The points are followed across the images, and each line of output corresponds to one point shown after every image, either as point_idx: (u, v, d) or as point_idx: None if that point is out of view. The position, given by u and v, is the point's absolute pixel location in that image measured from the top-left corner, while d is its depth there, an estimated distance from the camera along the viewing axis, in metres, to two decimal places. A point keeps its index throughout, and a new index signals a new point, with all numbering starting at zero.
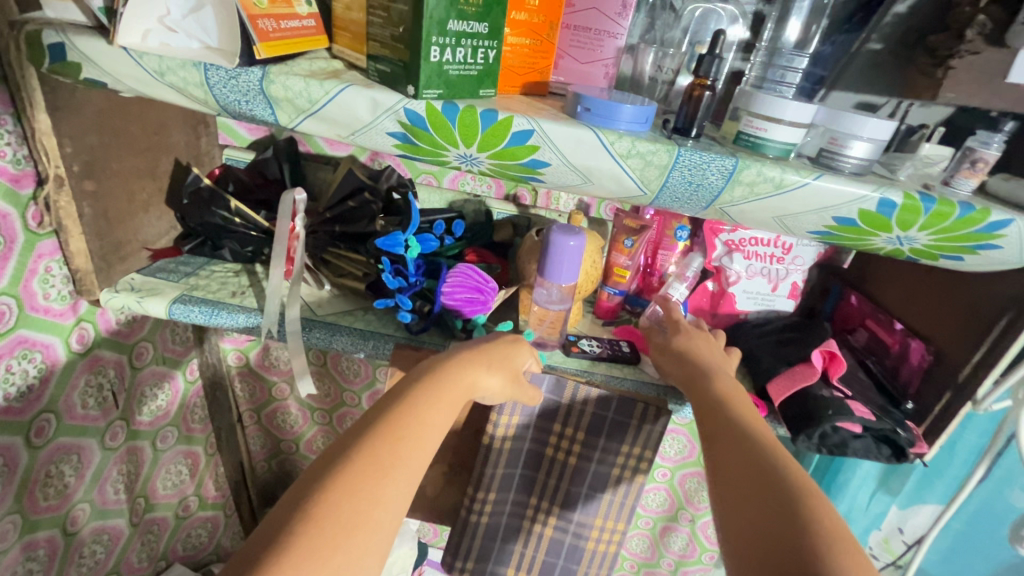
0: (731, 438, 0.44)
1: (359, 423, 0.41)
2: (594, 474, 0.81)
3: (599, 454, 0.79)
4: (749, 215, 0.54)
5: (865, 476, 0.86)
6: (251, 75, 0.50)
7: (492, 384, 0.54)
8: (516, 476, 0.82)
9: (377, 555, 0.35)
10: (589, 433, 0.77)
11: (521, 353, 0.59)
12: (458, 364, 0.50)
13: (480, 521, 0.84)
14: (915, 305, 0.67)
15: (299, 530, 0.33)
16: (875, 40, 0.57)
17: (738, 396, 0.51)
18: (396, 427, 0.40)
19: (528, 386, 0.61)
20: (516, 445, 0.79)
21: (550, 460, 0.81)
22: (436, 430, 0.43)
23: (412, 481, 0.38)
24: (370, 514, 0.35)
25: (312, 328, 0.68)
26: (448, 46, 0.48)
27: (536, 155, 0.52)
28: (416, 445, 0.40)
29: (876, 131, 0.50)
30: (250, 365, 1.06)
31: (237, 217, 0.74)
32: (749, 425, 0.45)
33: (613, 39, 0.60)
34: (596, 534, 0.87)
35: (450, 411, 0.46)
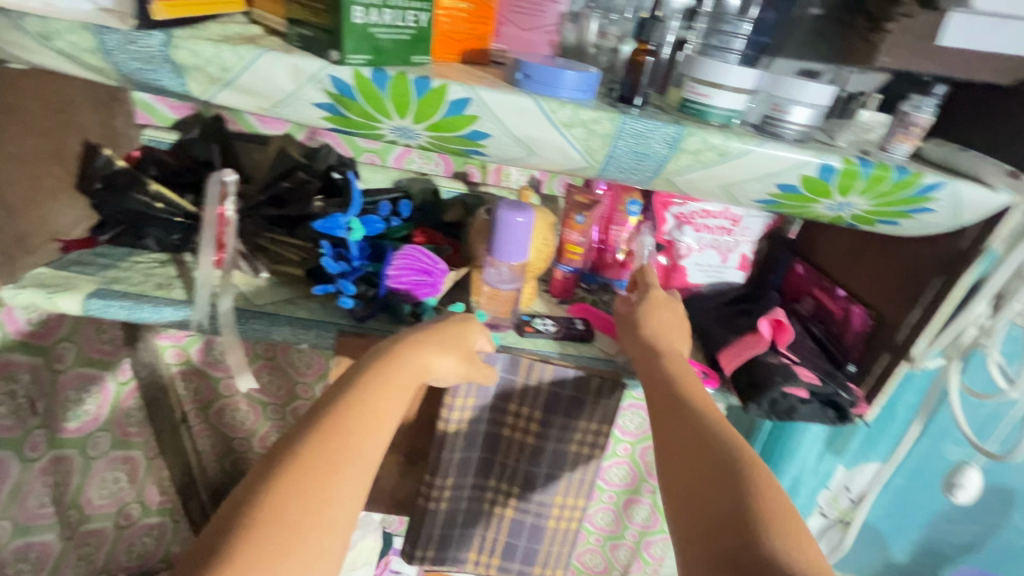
0: (679, 427, 0.47)
1: (307, 417, 0.42)
2: (552, 454, 0.80)
3: (557, 432, 0.78)
4: (696, 184, 0.53)
5: (814, 439, 0.89)
6: (152, 40, 0.45)
7: (446, 365, 0.52)
8: (474, 460, 0.79)
9: (333, 554, 0.36)
10: (546, 412, 0.76)
11: (473, 332, 0.56)
12: (407, 347, 0.49)
13: (437, 508, 0.80)
14: (856, 271, 0.68)
15: (243, 538, 0.34)
16: (816, 5, 0.57)
17: (689, 378, 0.53)
18: (343, 425, 0.41)
19: (482, 365, 0.58)
20: (473, 428, 0.76)
21: (508, 441, 0.79)
22: (387, 425, 0.43)
23: (364, 477, 0.40)
24: (321, 515, 0.36)
25: (248, 318, 0.64)
26: (373, 7, 0.44)
27: (476, 125, 0.49)
28: (366, 443, 0.41)
29: (816, 96, 0.50)
30: (193, 363, 0.99)
31: (158, 201, 0.68)
32: (697, 412, 0.48)
33: (555, 4, 0.58)
34: (557, 512, 0.86)
35: (401, 396, 0.46)
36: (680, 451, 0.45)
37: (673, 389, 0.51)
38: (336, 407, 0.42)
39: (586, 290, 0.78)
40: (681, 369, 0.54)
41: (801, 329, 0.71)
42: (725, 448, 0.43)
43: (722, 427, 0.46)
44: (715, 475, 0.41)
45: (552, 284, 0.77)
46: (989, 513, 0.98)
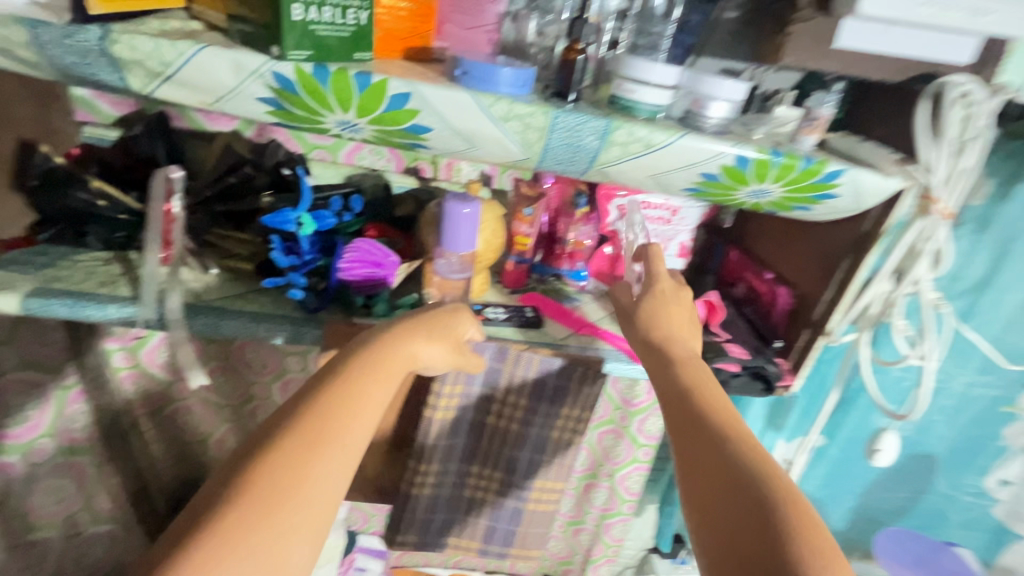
0: (700, 448, 0.44)
1: (287, 406, 0.42)
2: (536, 440, 0.83)
3: (540, 419, 0.81)
4: (626, 173, 0.57)
5: (755, 415, 0.96)
6: (88, 34, 0.46)
7: (435, 355, 0.49)
8: (458, 446, 0.82)
9: (314, 531, 0.37)
10: (533, 399, 0.78)
11: (463, 322, 0.52)
12: (394, 335, 0.48)
13: (421, 494, 0.85)
14: (781, 256, 0.74)
15: (215, 520, 0.35)
16: (730, 9, 0.62)
17: (710, 388, 0.49)
18: (323, 411, 0.41)
19: (472, 357, 0.54)
20: (459, 418, 0.79)
21: (493, 428, 0.81)
22: (370, 412, 0.42)
23: (345, 459, 0.40)
24: (293, 499, 0.37)
25: (197, 313, 0.64)
26: (312, 4, 0.46)
27: (417, 119, 0.51)
28: (346, 424, 0.41)
29: (732, 92, 0.54)
30: (142, 367, 0.97)
31: (101, 199, 0.67)
32: (719, 430, 0.45)
33: (493, 4, 0.60)
34: (535, 494, 0.90)
35: (387, 389, 0.44)
36: (704, 476, 0.42)
37: (687, 401, 0.48)
38: (318, 395, 0.42)
39: (538, 279, 0.82)
40: (698, 378, 0.50)
41: (735, 311, 0.76)
42: (748, 474, 0.41)
43: (749, 448, 0.43)
44: (745, 508, 0.39)
45: (503, 275, 0.79)
46: (912, 478, 1.07)
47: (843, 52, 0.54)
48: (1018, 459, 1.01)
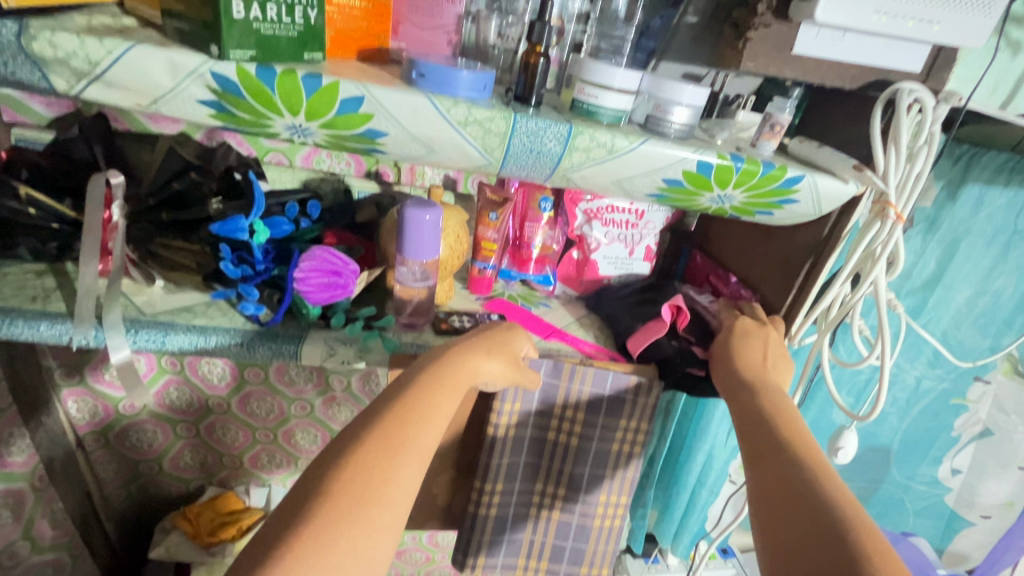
0: (773, 464, 0.48)
1: (368, 413, 0.46)
2: (596, 453, 0.80)
3: (599, 432, 0.79)
4: (590, 179, 0.56)
5: (724, 415, 0.96)
6: (4, 30, 0.42)
7: (492, 370, 0.55)
8: (521, 464, 0.81)
9: (393, 529, 0.40)
10: (589, 412, 0.77)
11: (517, 339, 0.60)
12: (459, 353, 0.53)
13: (489, 513, 0.81)
14: (744, 259, 0.75)
15: (316, 512, 0.38)
16: (691, 13, 0.60)
17: (789, 415, 0.54)
18: (406, 420, 0.45)
19: (528, 371, 0.61)
20: (520, 433, 0.78)
21: (553, 444, 0.80)
22: (439, 423, 0.47)
23: (420, 466, 0.43)
24: (383, 490, 0.40)
25: (138, 328, 0.60)
26: (254, 1, 0.43)
27: (371, 124, 0.49)
28: (423, 432, 0.45)
29: (693, 97, 0.54)
30: (83, 380, 0.94)
31: (31, 207, 0.62)
32: (791, 449, 0.49)
33: (453, 5, 0.58)
34: (601, 511, 0.86)
35: (453, 400, 0.49)
36: (775, 482, 0.46)
37: (768, 425, 0.52)
38: (396, 405, 0.46)
39: (503, 286, 0.82)
40: (774, 403, 0.55)
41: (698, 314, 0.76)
42: (817, 485, 0.45)
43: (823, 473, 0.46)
44: (808, 507, 0.43)
45: (470, 282, 0.78)
46: (873, 469, 1.11)
47: (799, 59, 0.54)
48: (968, 448, 1.07)
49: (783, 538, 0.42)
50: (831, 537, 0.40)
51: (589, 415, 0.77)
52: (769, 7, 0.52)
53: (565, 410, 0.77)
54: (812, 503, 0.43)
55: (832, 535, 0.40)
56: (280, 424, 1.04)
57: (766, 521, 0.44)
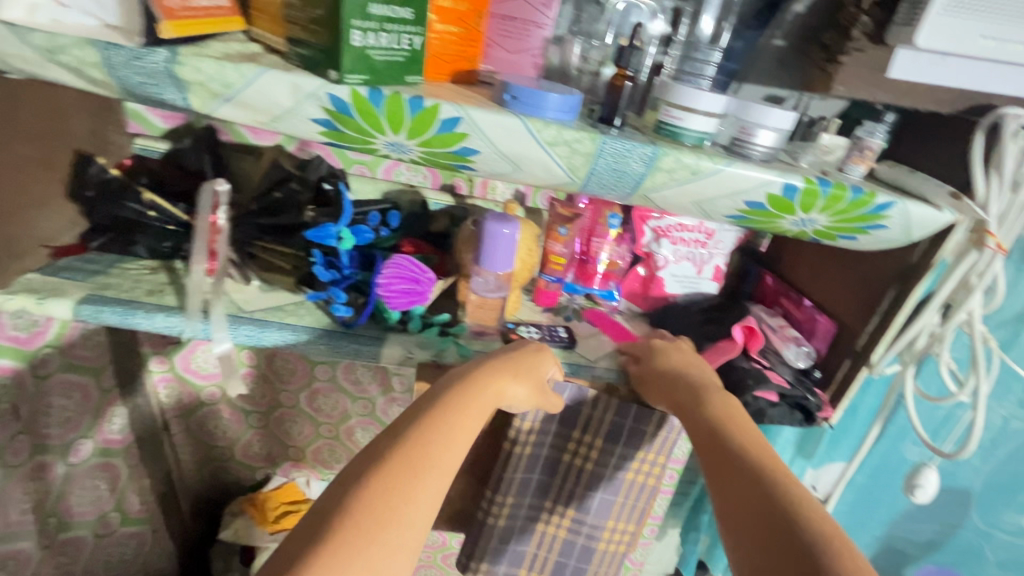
0: (722, 469, 0.47)
1: (394, 426, 0.46)
2: (612, 482, 0.81)
3: (615, 460, 0.79)
4: (670, 200, 0.57)
5: (785, 443, 0.92)
6: (156, 56, 0.48)
7: (519, 394, 0.56)
8: (533, 481, 0.80)
9: (410, 550, 0.39)
10: (608, 440, 0.77)
11: (545, 361, 0.60)
12: (483, 373, 0.53)
13: (496, 524, 0.80)
14: (820, 282, 0.73)
15: (336, 527, 0.38)
16: (779, 37, 0.61)
17: (733, 417, 0.53)
18: (424, 439, 0.44)
19: (551, 395, 0.61)
20: (537, 451, 0.77)
21: (568, 465, 0.80)
22: (463, 441, 0.46)
23: (439, 485, 0.43)
24: (403, 508, 0.40)
25: (238, 324, 0.65)
26: (370, 30, 0.47)
27: (465, 142, 0.52)
28: (442, 452, 0.44)
29: (780, 121, 0.54)
30: (174, 371, 1.02)
31: (151, 210, 0.69)
32: (736, 447, 0.48)
33: (539, 29, 0.61)
34: (608, 535, 0.86)
35: (479, 418, 0.50)
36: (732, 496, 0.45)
37: (713, 431, 0.52)
38: (416, 423, 0.46)
39: (567, 300, 0.81)
40: (723, 407, 0.54)
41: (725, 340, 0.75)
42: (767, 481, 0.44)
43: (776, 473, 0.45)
44: (766, 514, 0.42)
45: (536, 294, 0.79)
46: (945, 512, 1.03)
47: (895, 82, 0.53)
48: None
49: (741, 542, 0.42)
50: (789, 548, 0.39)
51: (608, 444, 0.77)
52: (864, 32, 0.53)
53: (582, 437, 0.77)
54: (767, 507, 0.42)
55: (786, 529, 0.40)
56: (343, 421, 1.09)
57: (729, 532, 0.43)
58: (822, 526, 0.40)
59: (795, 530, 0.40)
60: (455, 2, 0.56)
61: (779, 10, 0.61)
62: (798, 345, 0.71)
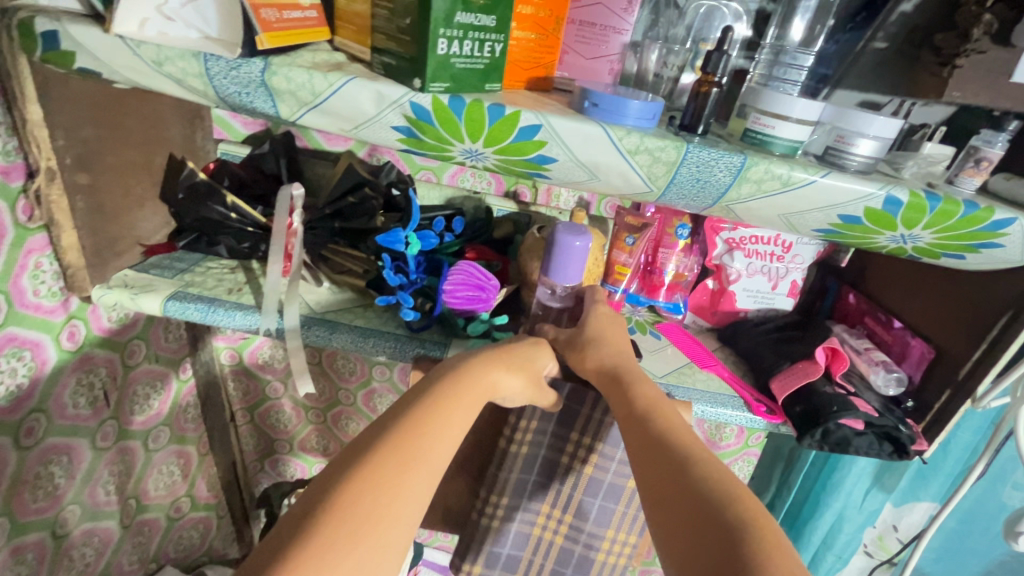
0: (644, 447, 0.45)
1: (376, 425, 0.45)
2: (609, 487, 0.74)
3: (615, 467, 0.73)
4: (756, 211, 0.54)
5: (860, 473, 0.85)
6: (252, 67, 0.50)
7: (513, 386, 0.55)
8: (537, 485, 0.75)
9: (397, 547, 0.39)
10: (608, 444, 0.71)
11: (542, 355, 0.59)
12: (478, 365, 0.52)
13: (490, 526, 0.77)
14: (915, 304, 0.68)
15: (321, 523, 0.37)
16: (880, 39, 0.58)
17: (659, 403, 0.50)
18: (413, 434, 0.44)
19: (546, 391, 0.61)
20: (532, 450, 0.73)
21: (566, 469, 0.73)
22: (450, 436, 0.46)
23: (430, 481, 0.42)
24: (390, 507, 0.39)
25: (311, 325, 0.67)
26: (455, 39, 0.47)
27: (543, 150, 0.51)
28: (428, 450, 0.43)
29: (883, 129, 0.50)
30: (243, 364, 1.05)
31: (233, 213, 0.71)
32: (660, 429, 0.46)
33: (619, 35, 0.59)
34: (607, 546, 0.79)
35: (469, 411, 0.49)
36: (652, 475, 0.43)
37: (638, 410, 0.49)
38: (405, 419, 0.45)
39: (630, 311, 0.79)
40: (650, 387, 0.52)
41: (783, 355, 0.69)
42: (690, 458, 0.42)
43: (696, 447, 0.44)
44: (683, 489, 0.40)
45: None
46: None
47: (1016, 87, 0.50)
48: None
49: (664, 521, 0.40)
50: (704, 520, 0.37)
51: (608, 449, 0.71)
52: (986, 32, 0.50)
53: (581, 440, 0.71)
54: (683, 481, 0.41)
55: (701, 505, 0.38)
56: None
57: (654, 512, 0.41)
58: (738, 492, 0.39)
59: (708, 498, 0.39)
60: (535, 9, 0.54)
61: (883, 9, 0.57)
62: (888, 370, 0.65)
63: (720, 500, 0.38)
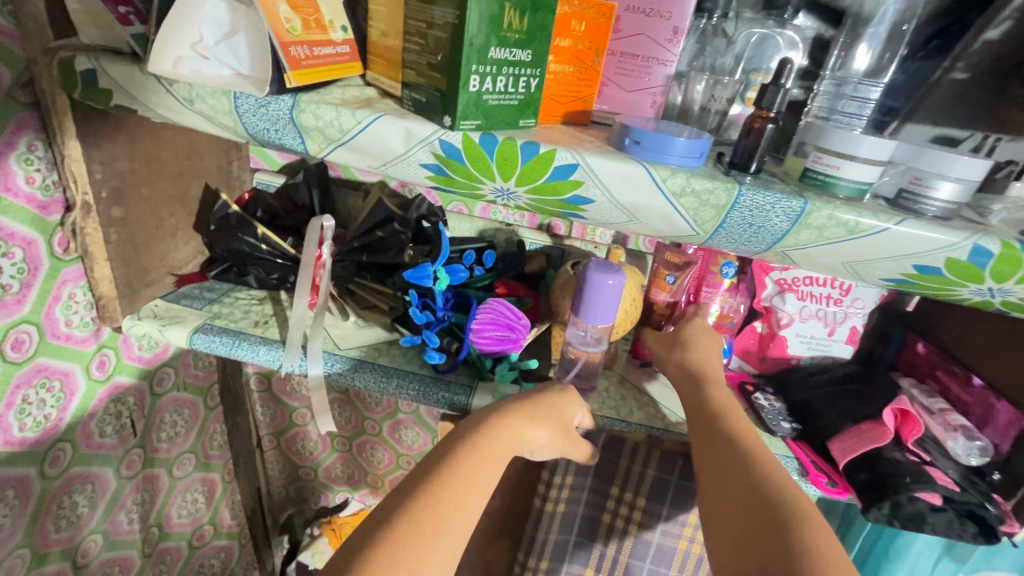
0: (710, 443, 0.49)
1: (403, 487, 0.43)
2: (655, 550, 0.68)
3: (661, 524, 0.67)
4: (815, 258, 0.49)
5: (928, 542, 0.73)
6: (281, 104, 0.49)
7: (540, 438, 0.51)
8: (569, 545, 0.70)
9: None
10: (651, 499, 0.66)
11: (572, 405, 0.55)
12: (502, 420, 0.49)
13: None
14: (997, 361, 0.61)
15: None
16: (961, 69, 0.53)
17: (731, 409, 0.54)
18: (437, 501, 0.41)
19: (575, 440, 0.55)
20: (570, 508, 0.68)
21: (606, 528, 0.68)
22: (477, 499, 0.43)
23: (452, 554, 0.39)
24: None
25: (334, 365, 0.64)
26: (488, 75, 0.44)
27: (580, 190, 0.48)
28: (453, 516, 0.40)
29: (967, 170, 0.44)
30: (272, 389, 1.05)
31: (264, 244, 0.69)
32: (730, 431, 0.50)
33: (663, 66, 0.55)
34: None
35: (498, 470, 0.46)
36: (715, 469, 0.46)
37: (709, 412, 0.53)
38: (429, 482, 0.42)
39: None
40: (722, 395, 0.56)
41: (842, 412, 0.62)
42: (777, 502, 0.40)
43: (761, 452, 0.47)
44: (744, 481, 0.43)
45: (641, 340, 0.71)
46: None
47: None
48: None
49: (713, 506, 0.43)
50: (754, 509, 0.41)
51: (652, 505, 0.66)
52: None
53: (622, 495, 0.67)
54: (742, 476, 0.44)
55: (753, 494, 0.42)
56: (422, 456, 1.05)
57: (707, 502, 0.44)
58: (783, 486, 0.42)
59: (757, 490, 0.42)
60: (574, 40, 0.51)
61: (963, 38, 0.53)
62: (969, 438, 0.58)
63: (775, 495, 0.41)
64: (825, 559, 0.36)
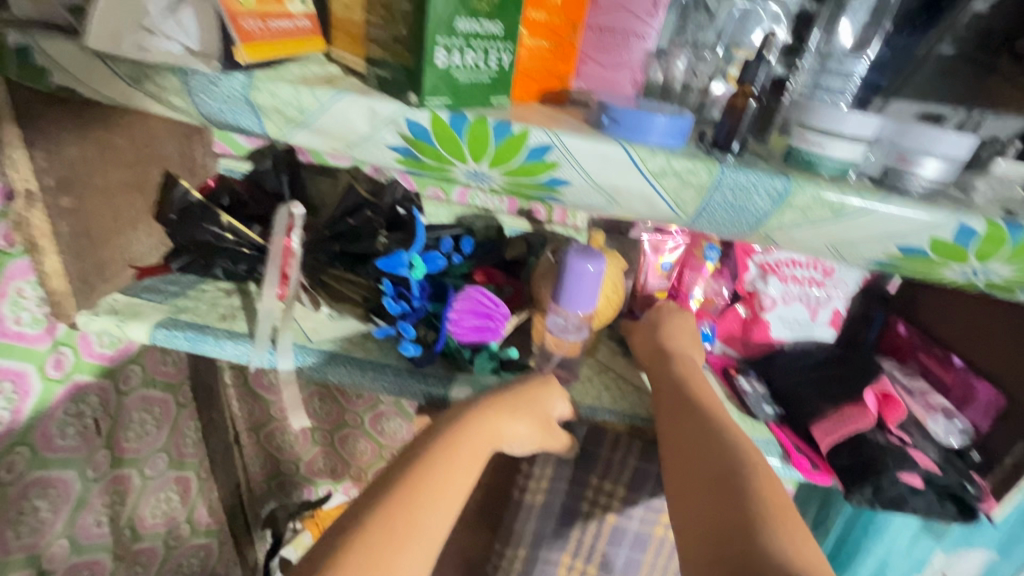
0: (678, 415, 0.48)
1: (374, 486, 0.41)
2: (635, 536, 0.68)
3: (641, 511, 0.67)
4: (799, 240, 0.47)
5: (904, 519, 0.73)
6: (234, 81, 0.46)
7: (519, 432, 0.49)
8: (551, 535, 0.69)
9: None
10: (632, 487, 0.65)
11: (552, 396, 0.53)
12: (478, 414, 0.47)
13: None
14: (978, 342, 0.61)
15: None
16: (947, 43, 0.52)
17: (699, 381, 0.53)
18: (412, 504, 0.38)
19: (555, 431, 0.53)
20: (550, 500, 0.67)
21: (587, 517, 0.68)
22: (452, 494, 0.41)
23: (427, 555, 0.37)
24: None
25: (306, 359, 0.61)
26: (456, 48, 0.42)
27: (556, 172, 0.46)
28: (429, 517, 0.38)
29: (951, 148, 0.43)
30: (248, 384, 1.01)
31: (229, 233, 0.66)
32: (699, 403, 0.49)
33: (641, 41, 0.52)
34: None
35: (474, 465, 0.44)
36: (683, 439, 0.45)
37: (677, 384, 0.52)
38: (402, 482, 0.40)
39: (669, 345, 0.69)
40: (689, 368, 0.55)
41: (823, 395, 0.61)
42: (746, 472, 0.40)
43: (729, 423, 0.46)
44: (712, 450, 0.42)
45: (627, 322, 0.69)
46: None
47: None
48: None
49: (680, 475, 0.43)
50: (720, 478, 0.40)
51: (632, 492, 0.65)
52: None
53: (602, 484, 0.66)
54: (710, 445, 0.43)
55: (720, 464, 0.41)
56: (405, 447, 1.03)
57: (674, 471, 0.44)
58: (750, 457, 0.42)
59: (726, 461, 0.41)
60: (549, 14, 0.49)
61: (948, 13, 0.52)
62: (949, 418, 0.59)
63: (742, 467, 0.41)
64: (790, 534, 0.36)
